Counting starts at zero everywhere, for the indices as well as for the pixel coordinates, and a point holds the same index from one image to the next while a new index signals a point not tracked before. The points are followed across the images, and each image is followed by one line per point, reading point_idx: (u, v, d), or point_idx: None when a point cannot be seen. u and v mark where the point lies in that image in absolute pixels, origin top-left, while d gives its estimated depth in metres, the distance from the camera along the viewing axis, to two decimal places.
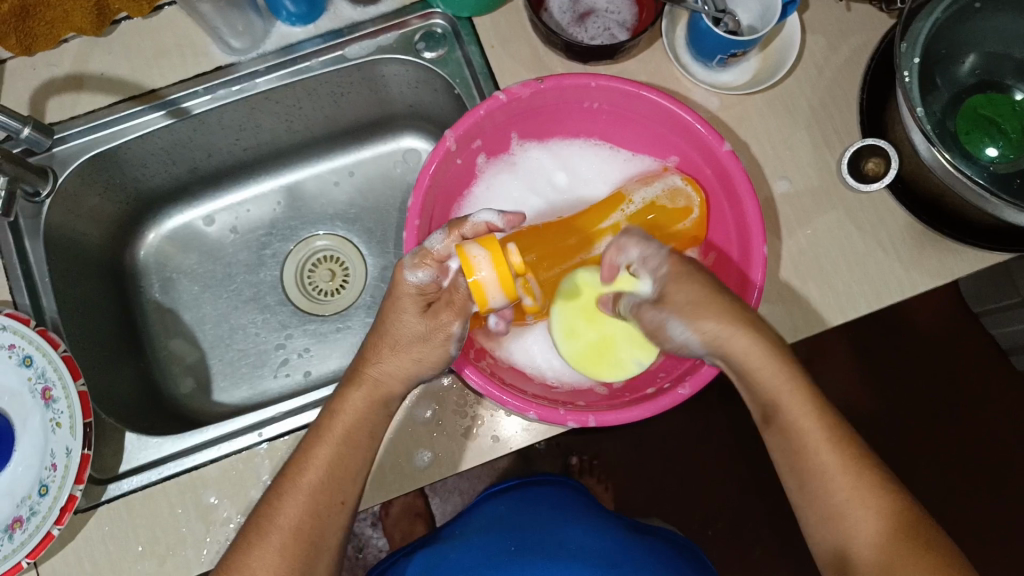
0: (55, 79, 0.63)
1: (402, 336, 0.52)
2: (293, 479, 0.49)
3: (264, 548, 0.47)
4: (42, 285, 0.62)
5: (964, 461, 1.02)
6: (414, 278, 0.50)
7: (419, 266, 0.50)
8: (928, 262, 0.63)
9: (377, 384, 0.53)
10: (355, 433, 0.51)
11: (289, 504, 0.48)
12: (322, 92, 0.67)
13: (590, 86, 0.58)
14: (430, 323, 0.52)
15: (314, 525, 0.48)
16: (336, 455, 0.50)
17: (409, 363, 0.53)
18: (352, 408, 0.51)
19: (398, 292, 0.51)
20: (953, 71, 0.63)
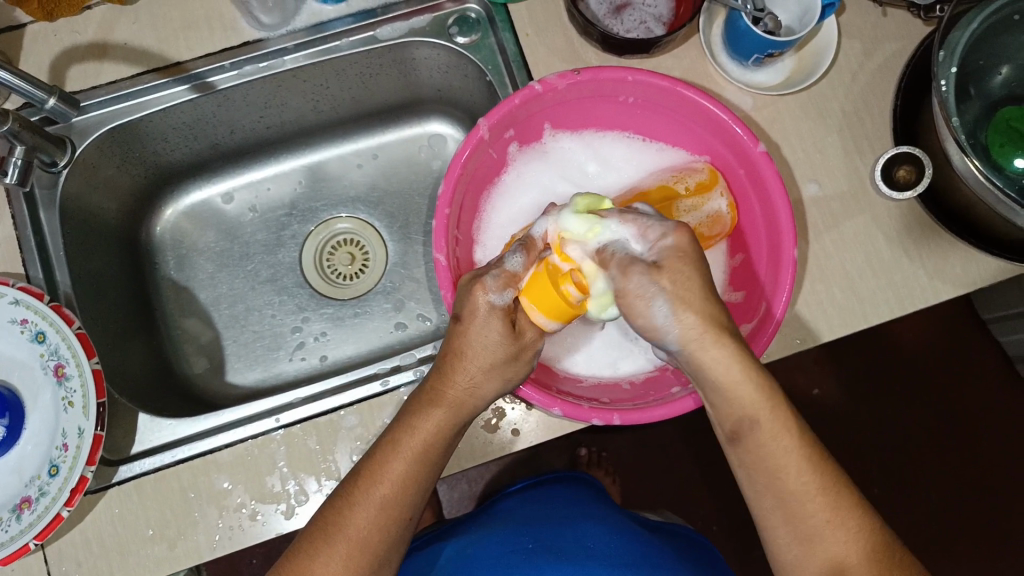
0: (77, 47, 0.61)
1: (487, 357, 0.48)
2: (368, 493, 0.48)
3: (331, 554, 0.47)
4: (56, 258, 0.60)
5: (963, 467, 1.02)
6: (496, 299, 0.48)
7: (505, 288, 0.47)
8: (952, 270, 0.63)
9: (463, 402, 0.50)
10: (433, 452, 0.50)
11: (361, 516, 0.48)
12: (350, 72, 0.66)
13: (627, 80, 0.57)
14: (518, 343, 0.48)
15: (382, 537, 0.48)
16: (413, 472, 0.49)
17: (498, 382, 0.49)
18: (434, 428, 0.49)
19: (480, 315, 0.48)
20: (987, 83, 0.63)
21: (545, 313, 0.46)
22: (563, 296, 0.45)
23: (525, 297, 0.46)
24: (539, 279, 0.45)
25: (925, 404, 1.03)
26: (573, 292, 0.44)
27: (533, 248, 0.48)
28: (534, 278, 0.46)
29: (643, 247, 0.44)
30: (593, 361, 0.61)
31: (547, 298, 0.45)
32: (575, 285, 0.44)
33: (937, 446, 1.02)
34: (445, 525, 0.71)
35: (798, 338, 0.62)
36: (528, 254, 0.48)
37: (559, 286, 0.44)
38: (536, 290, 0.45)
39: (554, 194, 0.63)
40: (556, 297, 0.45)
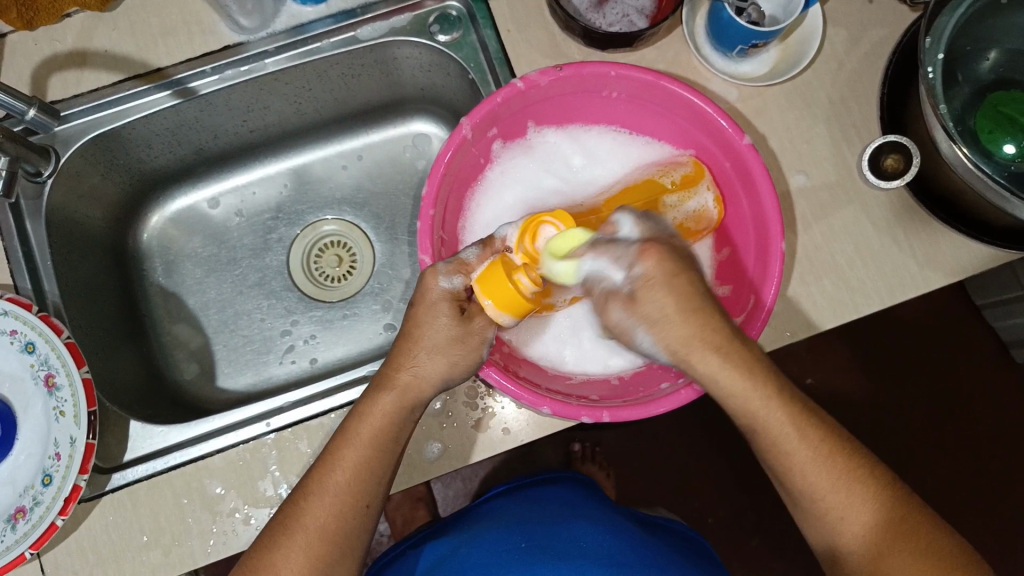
0: (58, 55, 0.61)
1: (434, 338, 0.49)
2: (321, 482, 0.49)
3: (288, 547, 0.48)
4: (43, 267, 0.60)
5: (962, 453, 1.02)
6: (446, 284, 0.49)
7: (454, 273, 0.49)
8: (942, 259, 0.62)
9: (407, 387, 0.50)
10: (382, 438, 0.50)
11: (315, 505, 0.49)
12: (332, 73, 0.66)
13: (610, 75, 0.56)
14: (465, 327, 0.49)
15: (339, 526, 0.49)
16: (363, 461, 0.49)
17: (442, 364, 0.50)
18: (379, 412, 0.50)
19: (429, 297, 0.49)
20: (975, 67, 0.62)
21: (496, 303, 0.47)
22: (515, 286, 0.46)
23: (475, 287, 0.47)
24: (491, 269, 0.47)
25: (923, 391, 1.03)
26: (525, 282, 0.46)
27: (490, 245, 0.50)
28: (486, 269, 0.47)
29: (625, 247, 0.44)
30: (579, 356, 0.60)
31: (499, 291, 0.46)
32: (528, 276, 0.46)
33: (936, 433, 1.02)
34: (437, 525, 0.71)
35: (788, 331, 0.61)
36: (485, 247, 0.50)
37: (512, 276, 0.46)
38: (490, 281, 0.46)
39: (537, 191, 0.63)
40: (507, 287, 0.46)
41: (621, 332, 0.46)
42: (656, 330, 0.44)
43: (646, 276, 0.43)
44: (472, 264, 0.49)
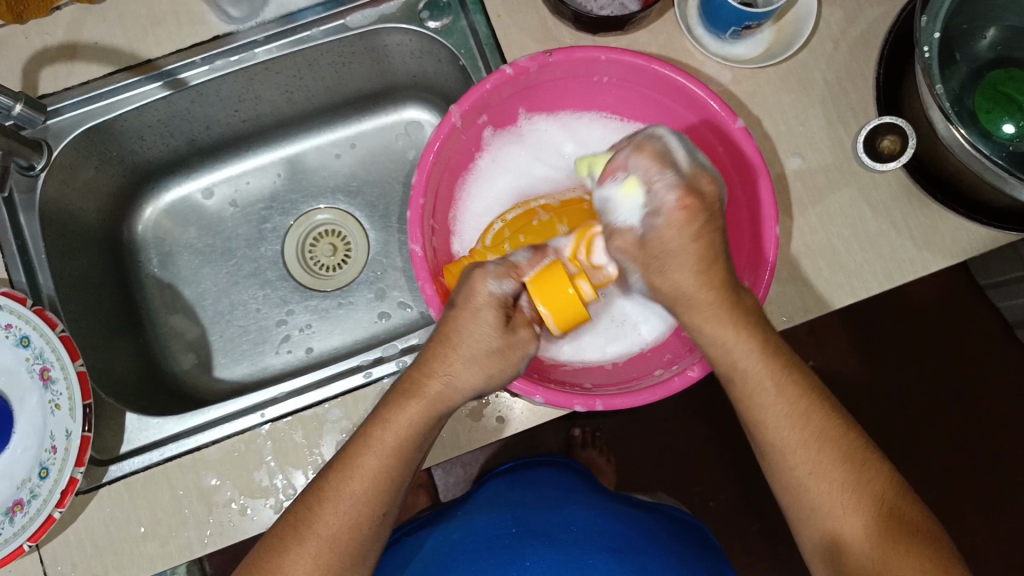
0: (48, 48, 0.60)
1: (472, 349, 0.48)
2: (339, 488, 0.48)
3: (299, 553, 0.48)
4: (37, 261, 0.61)
5: (966, 435, 1.01)
6: (495, 289, 0.48)
7: (504, 277, 0.48)
8: (940, 241, 0.61)
9: (439, 396, 0.49)
10: (407, 448, 0.49)
11: (330, 512, 0.48)
12: (324, 62, 0.65)
13: (600, 59, 0.56)
14: (508, 338, 0.48)
15: (353, 535, 0.48)
16: (383, 470, 0.49)
17: (479, 377, 0.48)
18: (407, 422, 0.49)
19: (475, 303, 0.48)
20: (972, 46, 0.61)
21: (556, 310, 0.47)
22: (577, 292, 0.47)
23: (534, 288, 0.47)
24: (552, 275, 0.47)
25: (928, 373, 1.01)
26: (585, 289, 0.48)
27: (540, 253, 0.50)
28: (545, 273, 0.47)
29: (670, 181, 0.46)
30: (575, 344, 0.60)
31: (563, 297, 0.47)
32: (587, 284, 0.48)
33: (941, 415, 1.01)
34: (434, 511, 0.71)
35: (785, 315, 0.61)
36: (535, 254, 0.50)
37: (577, 285, 0.47)
38: (549, 281, 0.47)
39: (529, 178, 0.63)
40: (570, 293, 0.47)
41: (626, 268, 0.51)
42: (671, 271, 0.47)
43: (671, 228, 0.46)
44: (525, 270, 0.49)
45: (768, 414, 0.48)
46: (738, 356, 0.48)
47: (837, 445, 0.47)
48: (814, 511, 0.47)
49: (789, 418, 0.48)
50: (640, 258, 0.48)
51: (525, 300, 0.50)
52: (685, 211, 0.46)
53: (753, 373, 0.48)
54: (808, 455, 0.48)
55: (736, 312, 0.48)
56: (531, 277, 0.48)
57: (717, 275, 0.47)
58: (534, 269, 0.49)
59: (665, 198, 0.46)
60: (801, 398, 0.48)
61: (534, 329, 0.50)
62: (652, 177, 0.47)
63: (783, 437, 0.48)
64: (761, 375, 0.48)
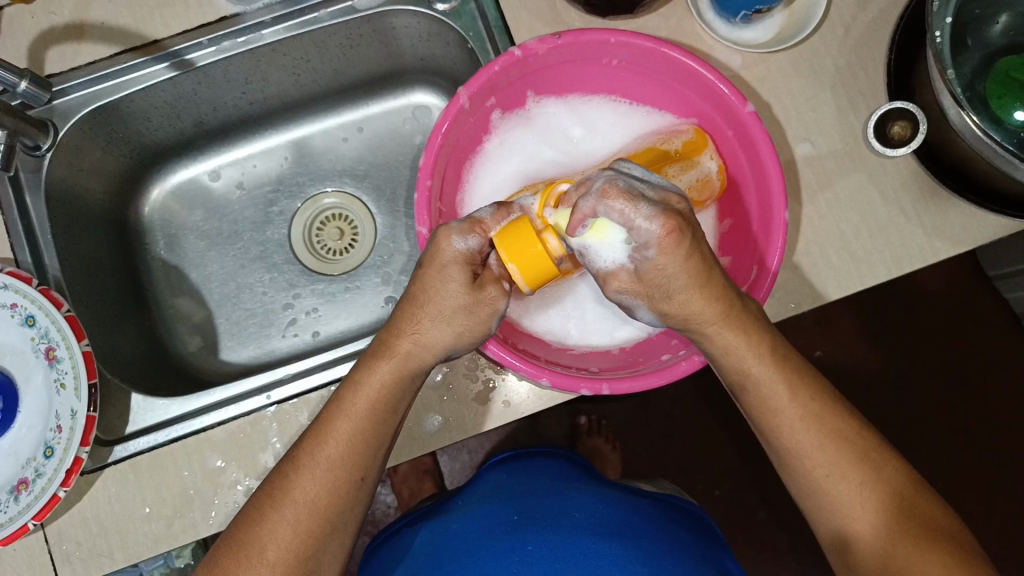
0: (55, 28, 0.60)
1: (441, 307, 0.48)
2: (313, 453, 0.48)
3: (277, 521, 0.47)
4: (43, 241, 0.61)
5: (972, 428, 1.00)
6: (461, 245, 0.48)
7: (469, 233, 0.48)
8: (949, 228, 0.61)
9: (410, 356, 0.49)
10: (380, 410, 0.49)
11: (307, 478, 0.48)
12: (331, 44, 0.65)
13: (609, 42, 0.55)
14: (475, 295, 0.49)
15: (330, 500, 0.48)
16: (359, 432, 0.49)
17: (449, 335, 0.49)
18: (380, 383, 0.49)
19: (442, 259, 0.48)
20: (985, 32, 0.61)
21: (526, 266, 0.46)
22: (545, 247, 0.46)
23: (500, 243, 0.46)
24: (517, 229, 0.46)
25: (935, 364, 1.01)
26: (553, 243, 0.47)
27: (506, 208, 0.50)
28: (509, 228, 0.46)
29: (647, 213, 0.44)
30: (582, 328, 0.60)
31: (530, 250, 0.46)
32: (556, 238, 0.47)
33: (948, 406, 1.00)
34: (438, 499, 0.71)
35: (792, 302, 0.61)
36: (500, 210, 0.49)
37: (544, 239, 0.47)
38: (516, 237, 0.46)
39: (537, 161, 0.63)
40: (539, 249, 0.46)
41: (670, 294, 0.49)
42: (678, 294, 0.47)
43: (665, 258, 0.45)
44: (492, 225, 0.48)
45: (782, 416, 0.48)
46: (749, 363, 0.48)
47: (853, 446, 0.48)
48: (836, 511, 0.48)
49: (802, 420, 0.48)
50: (642, 290, 0.48)
51: (492, 257, 0.50)
52: (673, 234, 0.44)
53: (765, 380, 0.48)
54: (825, 456, 0.48)
55: (744, 319, 0.48)
56: (496, 232, 0.47)
57: (717, 284, 0.47)
58: (500, 224, 0.48)
59: (653, 230, 0.44)
60: (812, 403, 0.48)
61: (503, 285, 0.50)
62: (627, 215, 0.44)
63: (798, 439, 0.48)
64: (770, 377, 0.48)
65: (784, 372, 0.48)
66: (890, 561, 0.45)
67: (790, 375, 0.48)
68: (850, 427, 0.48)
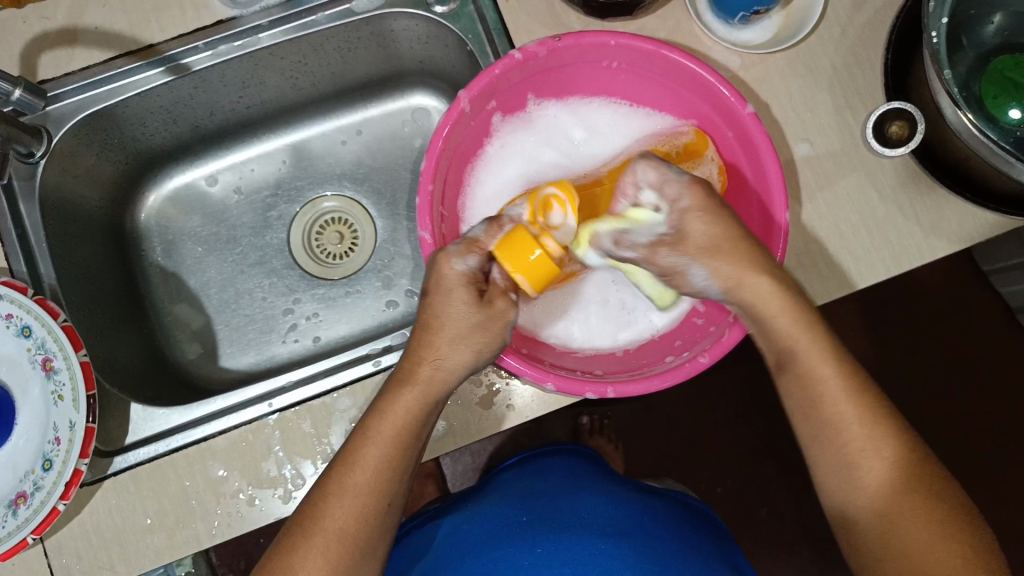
0: (47, 34, 0.59)
1: (456, 328, 0.49)
2: (341, 481, 0.48)
3: (308, 550, 0.47)
4: (38, 250, 0.60)
5: (966, 421, 1.01)
6: (462, 267, 0.48)
7: (468, 253, 0.48)
8: (947, 226, 0.62)
9: (432, 380, 0.49)
10: (406, 436, 0.49)
11: (336, 507, 0.47)
12: (329, 47, 0.65)
13: (610, 44, 0.55)
14: (487, 310, 0.49)
15: (360, 527, 0.48)
16: (387, 459, 0.48)
17: (468, 354, 0.49)
18: (404, 409, 0.49)
19: (445, 284, 0.49)
20: (980, 31, 0.61)
21: (530, 271, 0.47)
22: (544, 251, 0.47)
23: (501, 252, 0.47)
24: (516, 237, 0.47)
25: (928, 358, 1.02)
26: (550, 245, 0.47)
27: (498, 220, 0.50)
28: (507, 237, 0.47)
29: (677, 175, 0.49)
30: (587, 330, 0.60)
31: (532, 257, 0.46)
32: (552, 241, 0.48)
33: (941, 399, 1.01)
34: (445, 501, 0.71)
35: None
36: (492, 225, 0.49)
37: (541, 242, 0.47)
38: (515, 243, 0.47)
39: (538, 163, 0.62)
40: (540, 254, 0.46)
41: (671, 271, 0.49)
42: (708, 254, 0.48)
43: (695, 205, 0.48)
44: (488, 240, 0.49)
45: (799, 356, 0.48)
46: (767, 311, 0.48)
47: (859, 407, 0.47)
48: (831, 465, 0.48)
49: (816, 371, 0.48)
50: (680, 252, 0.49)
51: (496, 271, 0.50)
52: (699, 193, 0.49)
53: (780, 326, 0.48)
54: (831, 407, 0.47)
55: (758, 269, 0.48)
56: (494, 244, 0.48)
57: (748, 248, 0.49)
58: (495, 240, 0.48)
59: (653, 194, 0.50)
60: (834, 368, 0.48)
61: (511, 296, 0.50)
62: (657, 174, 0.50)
63: (808, 393, 0.48)
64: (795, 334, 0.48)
65: (802, 324, 0.48)
66: (890, 526, 0.45)
67: (809, 327, 0.48)
68: (865, 390, 0.47)
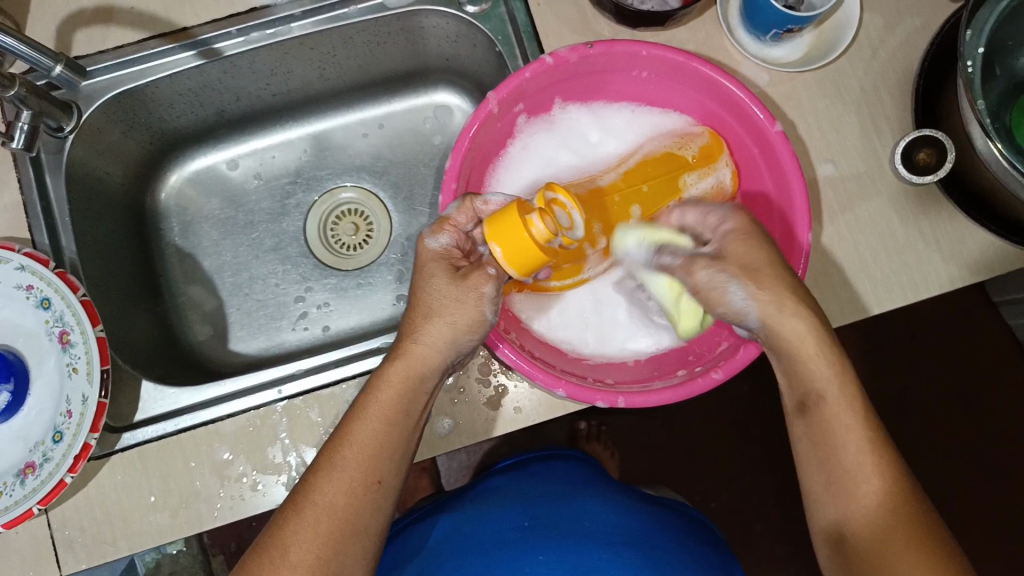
0: (84, 10, 0.60)
1: (435, 303, 0.50)
2: (331, 457, 0.47)
3: (298, 522, 0.45)
4: (60, 223, 0.60)
5: (972, 454, 1.00)
6: (433, 244, 0.51)
7: (438, 232, 0.51)
8: (967, 256, 0.61)
9: (416, 356, 0.50)
10: (393, 412, 0.49)
11: (326, 481, 0.46)
12: (359, 40, 0.65)
13: (641, 54, 0.55)
14: (461, 283, 0.50)
15: (350, 503, 0.46)
16: (375, 433, 0.48)
17: (443, 327, 0.50)
18: (389, 385, 0.49)
19: (421, 261, 0.52)
20: (1015, 62, 0.60)
21: (507, 250, 0.46)
22: (526, 230, 0.45)
23: (490, 226, 0.47)
24: (505, 216, 0.46)
25: (938, 387, 1.01)
26: (536, 226, 0.45)
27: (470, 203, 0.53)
28: (500, 215, 0.47)
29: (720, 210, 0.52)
30: (598, 337, 0.60)
31: (513, 235, 0.46)
32: (539, 221, 0.45)
33: (949, 429, 1.00)
34: (445, 496, 0.71)
35: None
36: (463, 203, 0.52)
37: (529, 222, 0.45)
38: (502, 223, 0.46)
39: (557, 168, 0.62)
40: (519, 233, 0.45)
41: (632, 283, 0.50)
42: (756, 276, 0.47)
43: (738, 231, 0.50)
44: (455, 219, 0.51)
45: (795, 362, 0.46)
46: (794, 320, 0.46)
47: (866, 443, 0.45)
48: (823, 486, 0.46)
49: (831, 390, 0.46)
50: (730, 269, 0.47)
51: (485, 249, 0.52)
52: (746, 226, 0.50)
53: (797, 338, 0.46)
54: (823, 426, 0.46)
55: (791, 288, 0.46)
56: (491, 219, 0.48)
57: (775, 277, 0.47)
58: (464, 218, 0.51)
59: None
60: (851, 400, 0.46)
61: (489, 271, 0.50)
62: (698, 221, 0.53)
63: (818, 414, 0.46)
64: (802, 348, 0.46)
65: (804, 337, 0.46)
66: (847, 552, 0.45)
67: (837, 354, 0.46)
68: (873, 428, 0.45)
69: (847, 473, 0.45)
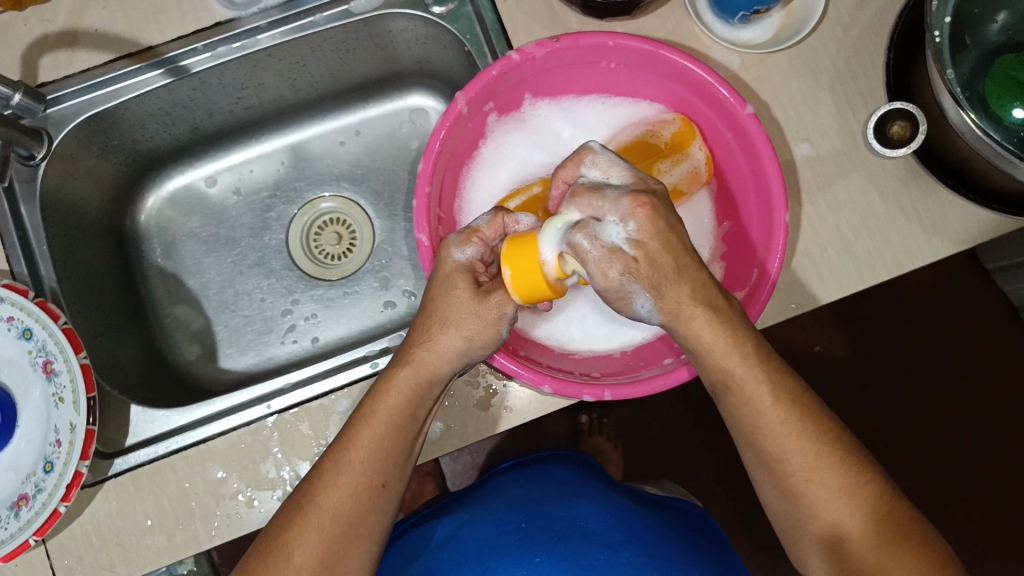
0: (48, 36, 0.60)
1: (452, 316, 0.48)
2: (336, 461, 0.48)
3: (303, 526, 0.47)
4: (39, 251, 0.60)
5: (971, 424, 1.00)
6: (460, 255, 0.48)
7: (466, 243, 0.48)
8: (950, 227, 0.61)
9: (426, 363, 0.49)
10: (398, 417, 0.49)
11: (330, 483, 0.48)
12: (327, 48, 0.64)
13: (608, 44, 0.55)
14: (482, 301, 0.47)
15: (353, 506, 0.48)
16: (380, 438, 0.48)
17: (459, 340, 0.48)
18: (397, 390, 0.49)
19: (444, 271, 0.49)
20: (983, 30, 0.60)
21: (518, 277, 0.44)
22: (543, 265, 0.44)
23: (507, 246, 0.45)
24: (524, 242, 0.44)
25: (935, 359, 1.01)
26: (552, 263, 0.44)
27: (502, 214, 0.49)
28: (521, 239, 0.45)
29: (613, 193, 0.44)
30: (584, 331, 0.59)
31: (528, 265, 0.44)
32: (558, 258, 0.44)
33: (948, 401, 1.00)
34: (444, 502, 0.71)
35: (793, 303, 0.61)
36: (496, 215, 0.49)
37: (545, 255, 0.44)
38: (520, 247, 0.44)
39: (531, 165, 0.62)
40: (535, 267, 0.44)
41: (618, 294, 0.44)
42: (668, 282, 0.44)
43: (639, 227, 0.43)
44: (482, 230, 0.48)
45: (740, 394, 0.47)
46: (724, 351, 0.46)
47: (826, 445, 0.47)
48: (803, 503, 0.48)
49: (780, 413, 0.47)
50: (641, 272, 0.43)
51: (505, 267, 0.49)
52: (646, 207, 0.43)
53: (727, 362, 0.46)
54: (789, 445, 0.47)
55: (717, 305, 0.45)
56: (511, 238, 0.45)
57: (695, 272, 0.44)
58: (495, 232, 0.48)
59: (622, 203, 0.43)
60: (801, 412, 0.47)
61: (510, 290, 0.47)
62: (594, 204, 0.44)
63: (776, 437, 0.47)
64: (729, 359, 0.46)
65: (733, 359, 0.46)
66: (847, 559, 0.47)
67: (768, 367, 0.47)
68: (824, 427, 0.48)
69: (814, 478, 0.47)
